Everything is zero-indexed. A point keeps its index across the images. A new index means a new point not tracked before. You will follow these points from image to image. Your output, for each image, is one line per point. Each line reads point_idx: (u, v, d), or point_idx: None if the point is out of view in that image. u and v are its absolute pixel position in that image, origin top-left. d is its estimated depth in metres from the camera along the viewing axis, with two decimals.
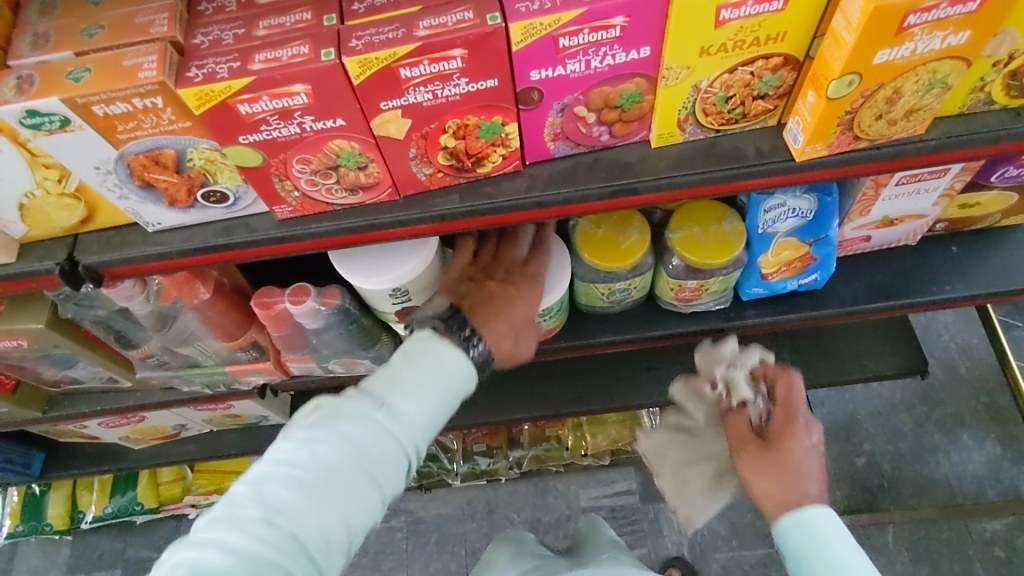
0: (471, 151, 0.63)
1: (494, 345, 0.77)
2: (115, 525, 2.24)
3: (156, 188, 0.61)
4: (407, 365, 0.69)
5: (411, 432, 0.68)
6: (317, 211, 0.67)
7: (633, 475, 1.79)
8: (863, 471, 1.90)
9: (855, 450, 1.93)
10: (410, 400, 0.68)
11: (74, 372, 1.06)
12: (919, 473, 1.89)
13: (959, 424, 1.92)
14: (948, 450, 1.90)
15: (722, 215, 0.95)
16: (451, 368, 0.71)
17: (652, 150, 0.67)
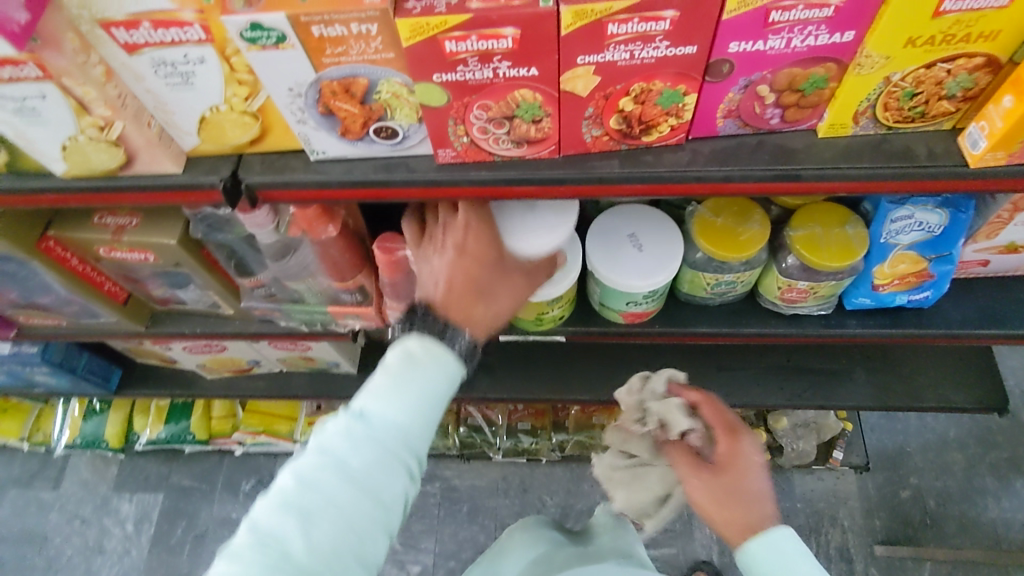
0: (644, 117, 0.63)
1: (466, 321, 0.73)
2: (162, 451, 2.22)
3: (336, 116, 0.63)
4: (388, 376, 0.68)
5: (405, 440, 0.67)
6: (477, 159, 0.68)
7: None
8: (906, 503, 1.87)
9: (900, 482, 1.90)
10: (387, 397, 0.67)
11: (183, 293, 1.10)
12: (964, 514, 1.85)
13: (1012, 470, 1.88)
14: (997, 495, 1.87)
15: (846, 219, 0.94)
16: (421, 357, 0.70)
17: (818, 139, 0.66)
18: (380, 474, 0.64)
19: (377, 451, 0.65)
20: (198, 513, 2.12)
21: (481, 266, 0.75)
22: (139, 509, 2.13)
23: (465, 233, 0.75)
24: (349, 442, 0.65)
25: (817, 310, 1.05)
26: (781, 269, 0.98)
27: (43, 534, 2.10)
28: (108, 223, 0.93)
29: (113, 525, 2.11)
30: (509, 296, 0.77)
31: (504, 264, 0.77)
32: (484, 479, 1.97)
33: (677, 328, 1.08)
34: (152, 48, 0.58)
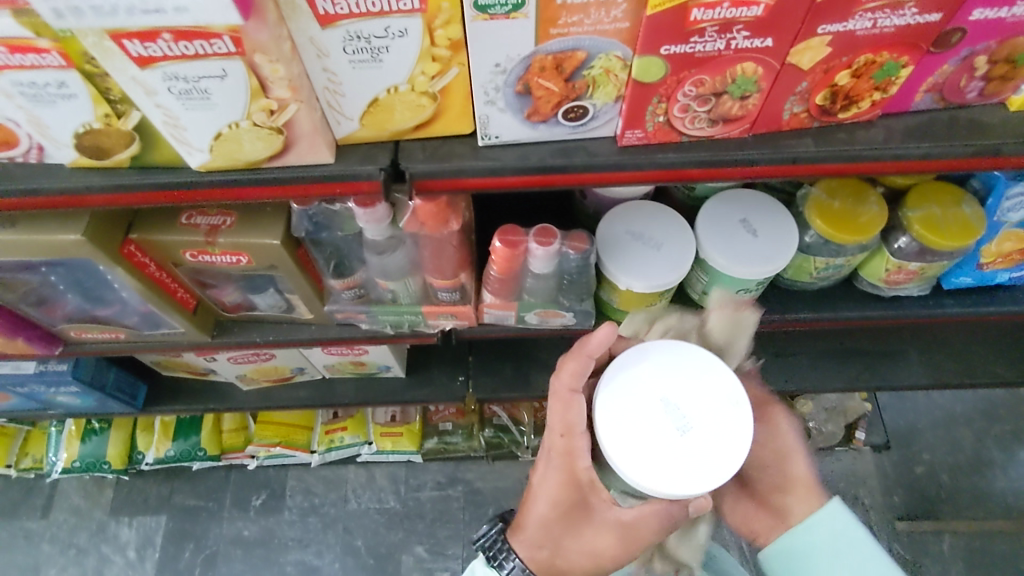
0: (853, 92, 0.60)
1: (527, 556, 0.76)
2: (163, 470, 2.01)
3: (531, 95, 0.58)
4: None
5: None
6: (663, 140, 0.64)
7: None
8: (922, 479, 1.91)
9: (914, 459, 1.94)
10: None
11: (258, 298, 1.02)
12: (976, 486, 1.91)
13: (1017, 441, 1.96)
14: (1005, 466, 1.93)
15: (960, 197, 0.94)
16: None
17: (1009, 113, 0.65)
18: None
19: None
20: (207, 534, 1.94)
21: (560, 522, 0.74)
22: (142, 534, 1.94)
23: (558, 453, 0.73)
24: None
25: (917, 291, 1.05)
26: (893, 250, 0.97)
27: (33, 568, 1.89)
28: (199, 223, 0.84)
29: (114, 552, 1.91)
30: (587, 558, 0.74)
31: (596, 514, 0.73)
32: (508, 479, 1.98)
33: (780, 315, 1.06)
34: (351, 21, 0.51)
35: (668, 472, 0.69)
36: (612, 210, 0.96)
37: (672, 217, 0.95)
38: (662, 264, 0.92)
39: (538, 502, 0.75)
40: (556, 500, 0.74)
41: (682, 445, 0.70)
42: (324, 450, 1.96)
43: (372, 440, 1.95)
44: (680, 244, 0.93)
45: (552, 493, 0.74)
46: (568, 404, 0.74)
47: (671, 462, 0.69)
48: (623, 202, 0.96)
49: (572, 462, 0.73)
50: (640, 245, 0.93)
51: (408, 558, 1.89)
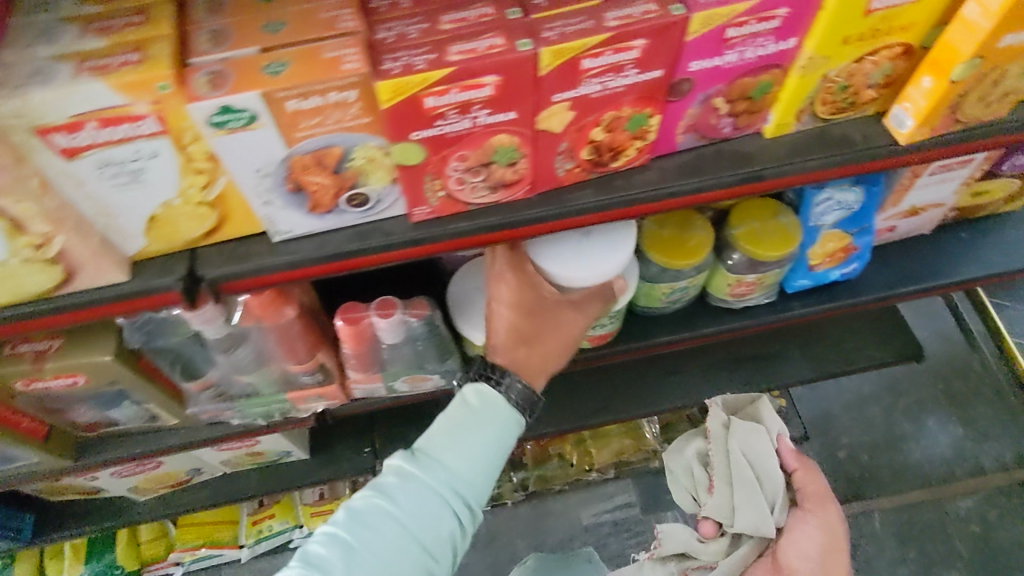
0: (613, 144, 0.65)
1: (515, 365, 0.83)
2: None
3: (306, 191, 0.60)
4: (445, 419, 0.76)
5: (456, 486, 0.73)
6: (452, 211, 0.66)
7: (631, 488, 1.98)
8: (845, 463, 1.91)
9: (834, 444, 1.93)
10: (444, 436, 0.75)
11: (115, 413, 0.98)
12: (893, 460, 1.91)
13: (924, 410, 1.95)
14: (916, 437, 1.92)
15: (777, 209, 1.01)
16: (473, 404, 0.78)
17: (766, 140, 0.71)
18: (430, 523, 0.71)
19: (475, 437, 0.76)
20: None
21: (528, 321, 0.83)
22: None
23: (513, 269, 0.82)
24: (450, 421, 0.76)
25: (763, 299, 1.12)
26: (729, 267, 1.03)
27: None
28: (24, 352, 0.81)
29: None
30: (560, 342, 0.86)
31: (555, 309, 0.84)
32: None
33: (641, 342, 1.11)
34: (97, 150, 0.51)
35: (588, 265, 0.83)
36: (458, 269, 0.99)
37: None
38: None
39: (502, 311, 0.83)
40: (523, 305, 0.82)
41: (586, 247, 0.84)
42: (253, 541, 1.89)
43: (301, 523, 1.89)
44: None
45: (513, 301, 0.82)
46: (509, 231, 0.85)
47: (586, 258, 0.83)
48: (472, 260, 0.98)
49: (520, 267, 0.83)
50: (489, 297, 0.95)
51: None
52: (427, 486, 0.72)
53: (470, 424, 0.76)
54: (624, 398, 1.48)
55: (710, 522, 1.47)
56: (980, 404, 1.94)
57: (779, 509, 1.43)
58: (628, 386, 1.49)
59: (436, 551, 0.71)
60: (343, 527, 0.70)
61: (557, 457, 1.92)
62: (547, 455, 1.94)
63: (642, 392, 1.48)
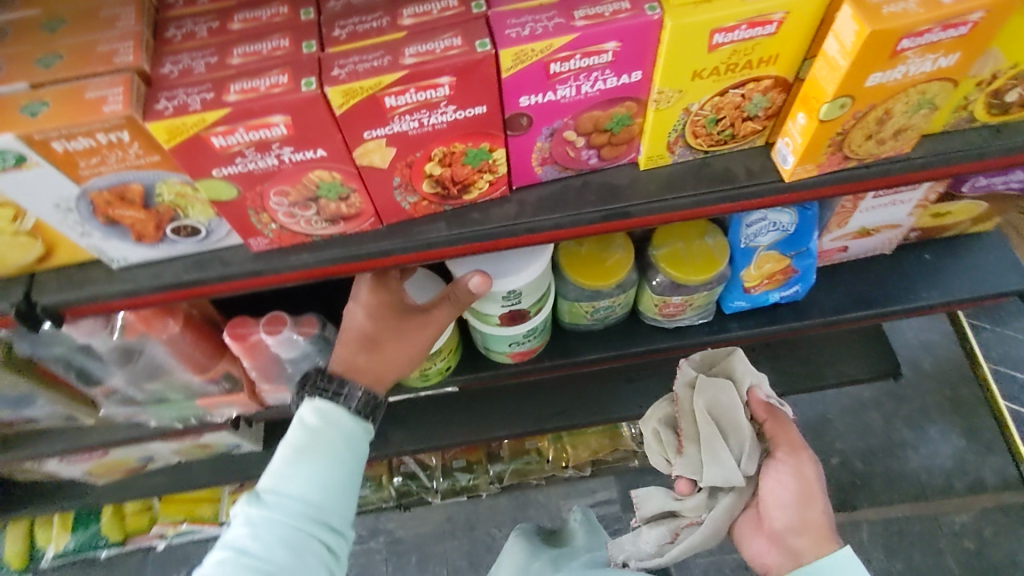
0: (457, 178, 0.60)
1: (352, 372, 0.77)
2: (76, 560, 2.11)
3: (121, 224, 0.57)
4: (289, 447, 0.70)
5: (316, 516, 0.68)
6: (294, 242, 0.63)
7: (613, 484, 1.97)
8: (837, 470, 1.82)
9: (827, 450, 1.83)
10: (289, 465, 0.69)
11: (31, 411, 1.00)
12: (890, 468, 1.81)
13: (927, 418, 1.85)
14: (916, 445, 1.82)
15: (705, 229, 0.95)
16: (314, 421, 0.72)
17: (641, 172, 0.66)
18: (298, 563, 0.65)
19: (326, 455, 0.70)
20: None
21: (377, 327, 0.78)
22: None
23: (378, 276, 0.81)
24: (294, 447, 0.70)
25: (698, 318, 1.06)
26: (653, 288, 0.98)
27: None
28: None
29: None
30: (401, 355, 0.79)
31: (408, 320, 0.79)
32: (428, 524, 1.97)
33: (566, 360, 1.06)
34: None
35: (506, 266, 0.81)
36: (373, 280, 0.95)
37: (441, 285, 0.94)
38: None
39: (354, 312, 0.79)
40: (375, 306, 0.79)
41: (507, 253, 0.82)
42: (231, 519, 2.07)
43: None
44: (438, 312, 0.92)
45: (367, 301, 0.79)
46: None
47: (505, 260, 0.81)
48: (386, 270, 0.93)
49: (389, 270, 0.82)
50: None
51: None
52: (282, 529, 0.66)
53: (312, 452, 0.70)
54: (585, 404, 1.40)
55: (685, 479, 0.95)
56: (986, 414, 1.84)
57: (750, 459, 0.92)
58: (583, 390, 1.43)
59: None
60: None
61: (532, 452, 1.88)
62: (523, 449, 1.90)
63: (595, 395, 1.41)
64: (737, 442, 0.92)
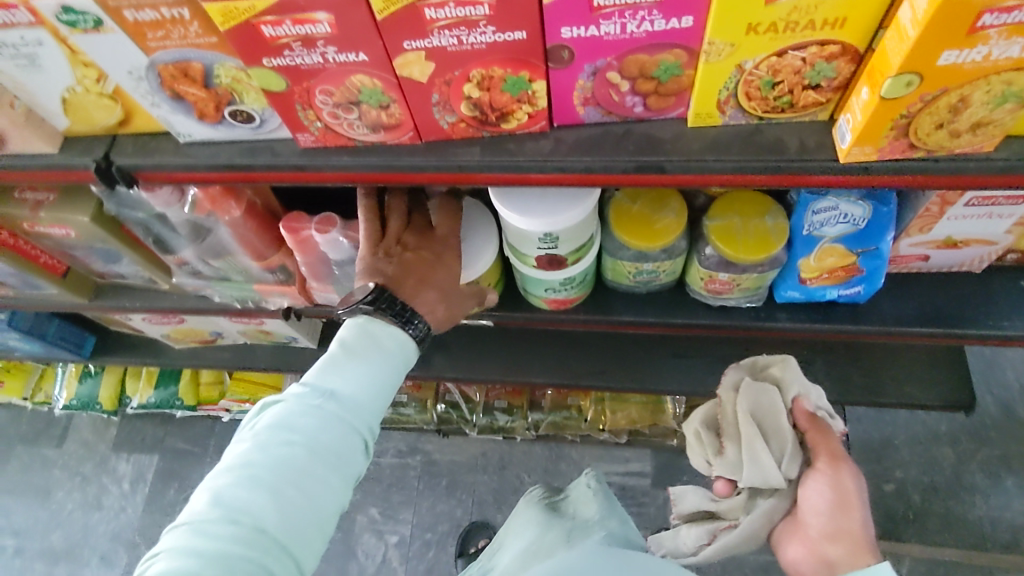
0: (496, 105, 0.61)
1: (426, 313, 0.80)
2: (157, 414, 2.37)
3: (185, 100, 0.62)
4: (345, 348, 0.72)
5: (363, 413, 0.70)
6: (337, 144, 0.66)
7: (649, 458, 1.96)
8: (890, 497, 1.77)
9: (885, 475, 1.79)
10: (346, 363, 0.71)
11: (118, 267, 1.12)
12: (950, 511, 1.75)
13: (1006, 467, 1.76)
14: (986, 492, 1.75)
15: (766, 209, 0.90)
16: (375, 329, 0.75)
17: (688, 129, 0.63)
18: (342, 453, 0.68)
19: (379, 363, 0.74)
20: (190, 475, 2.28)
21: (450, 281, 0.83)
22: (135, 470, 2.32)
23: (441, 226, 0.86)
24: (350, 349, 0.73)
25: (745, 302, 1.01)
26: (701, 260, 0.94)
27: (46, 488, 2.30)
28: (27, 198, 0.95)
29: (111, 483, 2.30)
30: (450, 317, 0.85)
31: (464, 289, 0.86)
32: (464, 454, 2.05)
33: (602, 317, 1.06)
34: None
35: (543, 208, 0.81)
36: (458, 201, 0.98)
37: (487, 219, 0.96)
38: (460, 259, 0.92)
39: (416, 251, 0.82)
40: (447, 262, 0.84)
41: (548, 194, 0.82)
42: None
43: None
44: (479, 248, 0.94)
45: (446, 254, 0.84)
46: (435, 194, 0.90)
47: (544, 201, 0.81)
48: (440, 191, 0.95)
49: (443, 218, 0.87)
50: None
51: (361, 517, 2.00)
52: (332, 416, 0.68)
53: (363, 355, 0.73)
54: (625, 367, 1.39)
55: (724, 481, 1.03)
56: None
57: (789, 462, 0.95)
58: (623, 353, 1.41)
59: (352, 480, 0.69)
60: (252, 472, 0.63)
61: (572, 408, 1.88)
62: (563, 404, 1.90)
63: (637, 361, 1.40)
64: (778, 445, 0.95)
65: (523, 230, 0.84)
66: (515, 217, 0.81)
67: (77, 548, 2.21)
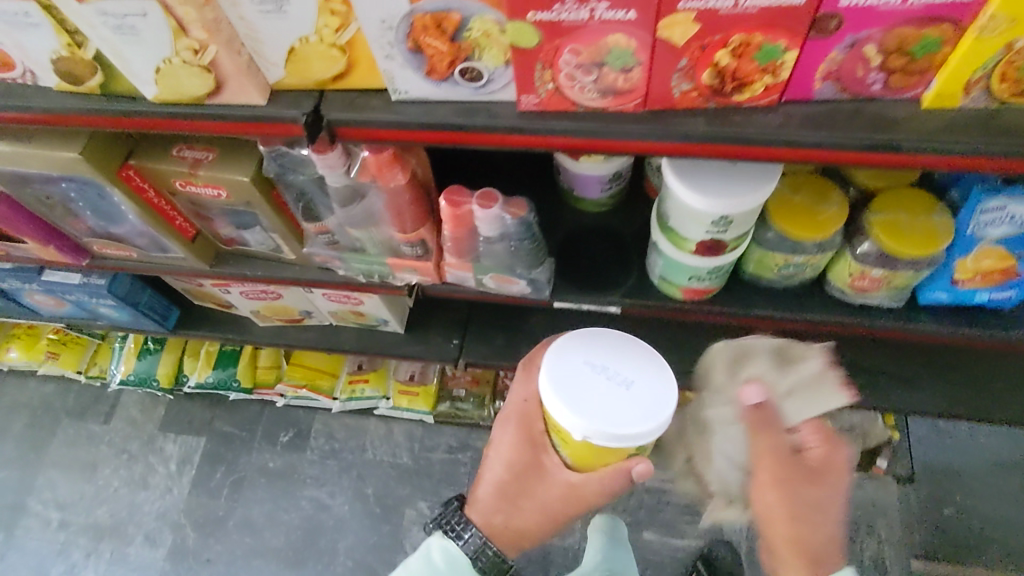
0: (739, 74, 0.61)
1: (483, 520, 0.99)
2: (209, 396, 2.33)
3: (423, 53, 0.63)
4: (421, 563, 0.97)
5: None
6: (558, 108, 0.67)
7: None
8: (950, 521, 1.82)
9: (944, 500, 1.84)
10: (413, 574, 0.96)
11: (248, 235, 1.12)
12: (1013, 541, 1.80)
13: None
14: None
15: (932, 206, 0.90)
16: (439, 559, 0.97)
17: (922, 111, 0.63)
18: None
19: None
20: (237, 460, 2.23)
21: (513, 481, 0.97)
22: (182, 452, 2.25)
23: (517, 423, 0.96)
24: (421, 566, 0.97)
25: (887, 303, 1.01)
26: (857, 256, 0.94)
27: (93, 464, 2.24)
28: (186, 156, 0.95)
29: (158, 463, 2.24)
30: (538, 510, 0.97)
31: (547, 477, 0.94)
32: None
33: (737, 309, 1.05)
34: None
35: (728, 188, 0.81)
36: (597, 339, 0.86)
37: (642, 354, 0.84)
38: (653, 404, 0.80)
39: (500, 466, 0.98)
40: (514, 466, 0.96)
41: (731, 174, 0.82)
42: (345, 397, 2.20)
43: (389, 396, 2.18)
44: (655, 386, 0.82)
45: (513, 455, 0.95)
46: (529, 376, 0.97)
47: (728, 181, 0.81)
48: (568, 334, 0.86)
49: (529, 427, 0.95)
50: (620, 391, 0.81)
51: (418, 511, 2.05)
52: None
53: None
54: None
55: None
56: None
57: None
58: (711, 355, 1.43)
59: None
60: None
61: None
62: None
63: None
64: None
65: (699, 212, 0.84)
66: (699, 196, 0.82)
67: (122, 527, 2.15)
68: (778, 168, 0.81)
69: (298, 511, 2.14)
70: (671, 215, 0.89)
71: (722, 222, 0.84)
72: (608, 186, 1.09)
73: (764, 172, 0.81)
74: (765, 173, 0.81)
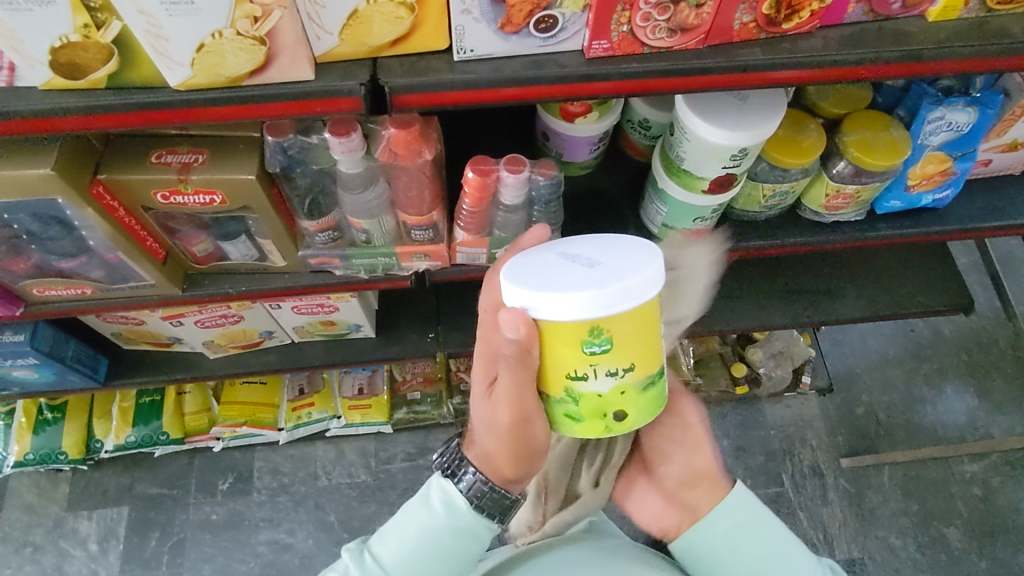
0: (793, 2, 0.68)
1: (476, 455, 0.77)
2: (122, 459, 1.85)
3: (504, 4, 0.64)
4: (403, 512, 0.75)
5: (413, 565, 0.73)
6: (626, 52, 0.70)
7: None
8: (861, 419, 1.87)
9: (854, 400, 1.89)
10: (398, 531, 0.74)
11: (229, 248, 1.02)
12: (910, 421, 1.87)
13: (943, 377, 1.92)
14: (933, 401, 1.89)
15: (888, 123, 1.03)
16: (439, 499, 0.74)
17: (929, 24, 0.74)
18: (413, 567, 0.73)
19: (433, 536, 0.73)
20: (174, 520, 1.78)
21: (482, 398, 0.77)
22: (103, 526, 1.77)
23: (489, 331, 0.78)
24: (409, 516, 0.74)
25: (853, 217, 1.15)
26: (832, 175, 1.06)
27: None
28: (170, 162, 0.84)
29: (73, 547, 1.74)
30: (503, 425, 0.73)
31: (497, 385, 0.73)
32: None
33: (733, 244, 1.13)
34: None
35: (747, 120, 0.87)
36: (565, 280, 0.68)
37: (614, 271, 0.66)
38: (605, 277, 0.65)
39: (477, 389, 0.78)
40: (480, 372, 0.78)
41: (745, 108, 0.88)
42: (293, 427, 1.83)
43: (340, 414, 1.84)
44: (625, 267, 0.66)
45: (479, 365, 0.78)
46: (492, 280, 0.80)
47: (744, 115, 0.88)
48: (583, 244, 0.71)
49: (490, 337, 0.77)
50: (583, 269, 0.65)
51: None
52: (426, 560, 0.73)
53: (421, 521, 0.74)
54: None
55: None
56: (996, 376, 1.92)
57: None
58: None
59: None
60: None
61: None
62: None
63: None
64: None
65: (720, 148, 0.90)
66: (723, 132, 0.87)
67: None
68: (784, 96, 0.88)
69: (256, 559, 1.74)
70: (685, 158, 0.95)
71: (741, 152, 0.90)
72: (596, 146, 1.08)
73: (774, 101, 0.88)
74: (773, 103, 0.88)
